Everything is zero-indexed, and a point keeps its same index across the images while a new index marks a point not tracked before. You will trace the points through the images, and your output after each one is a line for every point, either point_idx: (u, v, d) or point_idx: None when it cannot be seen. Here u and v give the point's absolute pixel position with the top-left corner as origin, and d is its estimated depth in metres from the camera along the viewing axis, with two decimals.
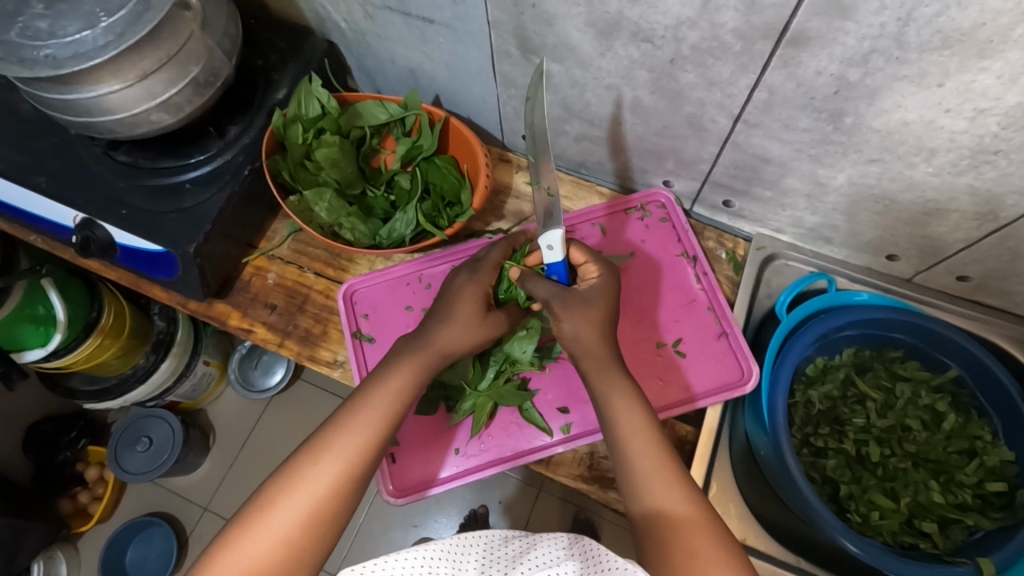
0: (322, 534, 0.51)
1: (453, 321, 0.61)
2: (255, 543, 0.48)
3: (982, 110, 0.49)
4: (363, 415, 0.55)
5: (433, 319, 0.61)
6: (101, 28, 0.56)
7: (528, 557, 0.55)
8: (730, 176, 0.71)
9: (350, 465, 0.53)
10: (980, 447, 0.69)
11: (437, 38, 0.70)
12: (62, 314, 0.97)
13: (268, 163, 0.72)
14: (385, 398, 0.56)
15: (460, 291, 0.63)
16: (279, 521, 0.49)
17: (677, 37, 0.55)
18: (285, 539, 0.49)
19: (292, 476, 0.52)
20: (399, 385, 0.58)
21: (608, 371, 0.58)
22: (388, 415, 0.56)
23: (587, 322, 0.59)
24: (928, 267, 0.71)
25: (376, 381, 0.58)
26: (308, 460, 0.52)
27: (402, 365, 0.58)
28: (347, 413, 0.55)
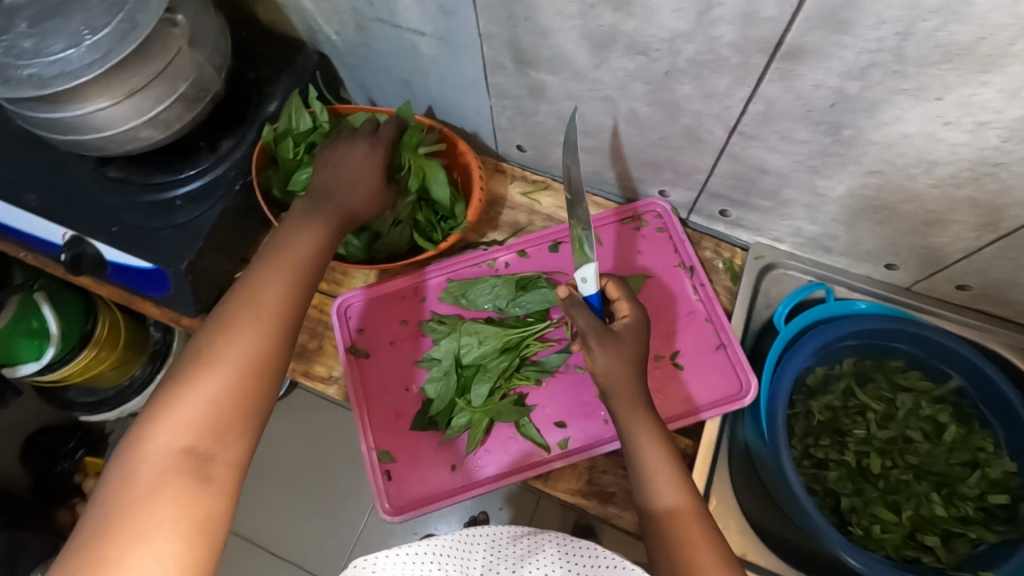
0: (262, 384, 0.49)
1: (352, 187, 0.62)
2: (191, 407, 0.45)
3: (983, 124, 0.49)
4: (283, 257, 0.55)
5: (333, 179, 0.62)
6: (86, 46, 0.54)
7: (534, 560, 0.56)
8: (727, 187, 0.71)
9: (287, 276, 0.53)
10: (982, 459, 0.68)
11: (430, 51, 0.69)
12: (55, 327, 0.96)
13: (260, 179, 0.72)
14: (296, 246, 0.56)
15: (348, 158, 0.64)
16: (214, 380, 0.47)
17: (673, 50, 0.54)
18: (223, 395, 0.46)
19: (220, 335, 0.49)
20: (311, 239, 0.57)
21: (635, 410, 0.58)
22: (313, 251, 0.56)
23: (619, 360, 0.59)
24: (927, 276, 0.71)
25: (292, 231, 0.57)
26: (232, 316, 0.50)
27: (315, 215, 0.59)
28: (263, 261, 0.54)
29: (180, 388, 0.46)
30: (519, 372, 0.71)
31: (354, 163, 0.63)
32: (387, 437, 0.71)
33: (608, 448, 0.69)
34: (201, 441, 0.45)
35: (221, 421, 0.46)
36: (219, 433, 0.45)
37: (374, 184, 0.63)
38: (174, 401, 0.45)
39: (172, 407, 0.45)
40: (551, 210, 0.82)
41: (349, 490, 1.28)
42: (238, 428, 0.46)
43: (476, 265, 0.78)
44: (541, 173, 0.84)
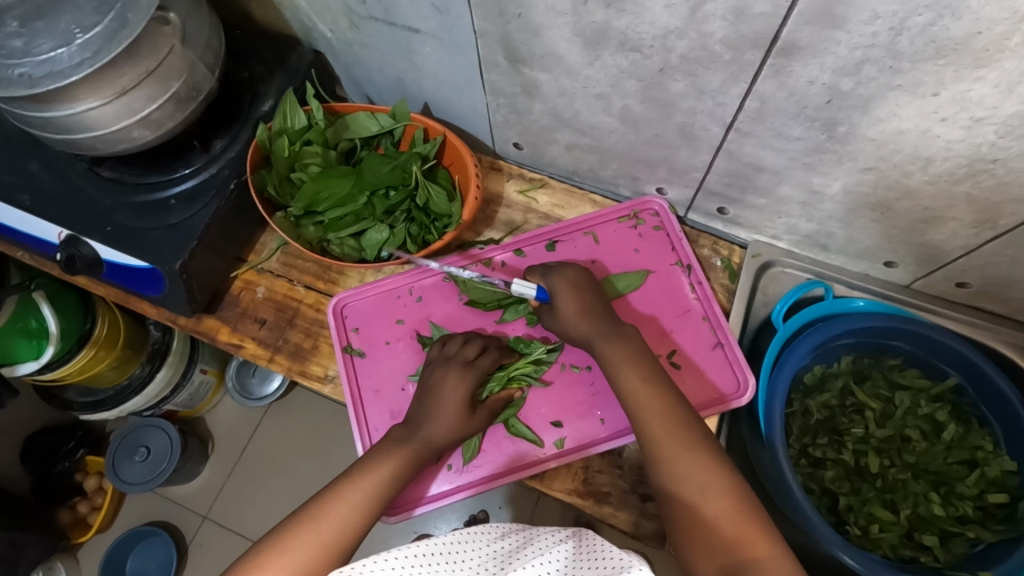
0: (340, 552, 0.56)
1: (440, 399, 0.65)
2: (283, 559, 0.53)
3: (978, 119, 0.48)
4: (362, 487, 0.59)
5: (427, 391, 0.67)
6: (76, 45, 0.54)
7: (523, 557, 0.54)
8: (723, 184, 0.70)
9: (361, 506, 0.58)
10: (981, 458, 0.68)
11: (424, 49, 0.69)
12: (54, 327, 0.96)
13: (254, 178, 0.71)
14: (354, 500, 0.58)
15: (443, 379, 0.66)
16: (308, 540, 0.55)
17: (666, 46, 0.54)
18: (312, 557, 0.54)
19: (319, 503, 0.57)
20: (372, 489, 0.60)
21: (627, 354, 0.62)
22: (385, 490, 0.60)
23: (572, 310, 0.66)
24: (926, 274, 0.70)
25: (371, 457, 0.62)
26: (327, 499, 0.58)
27: (392, 451, 0.63)
28: (351, 477, 0.60)
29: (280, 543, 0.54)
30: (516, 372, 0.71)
31: (447, 393, 0.65)
32: None
33: (603, 446, 0.69)
34: None
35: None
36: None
37: (458, 399, 0.65)
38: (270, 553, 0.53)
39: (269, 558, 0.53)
40: (547, 208, 0.82)
41: None
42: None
43: (472, 264, 0.78)
44: (537, 171, 0.84)
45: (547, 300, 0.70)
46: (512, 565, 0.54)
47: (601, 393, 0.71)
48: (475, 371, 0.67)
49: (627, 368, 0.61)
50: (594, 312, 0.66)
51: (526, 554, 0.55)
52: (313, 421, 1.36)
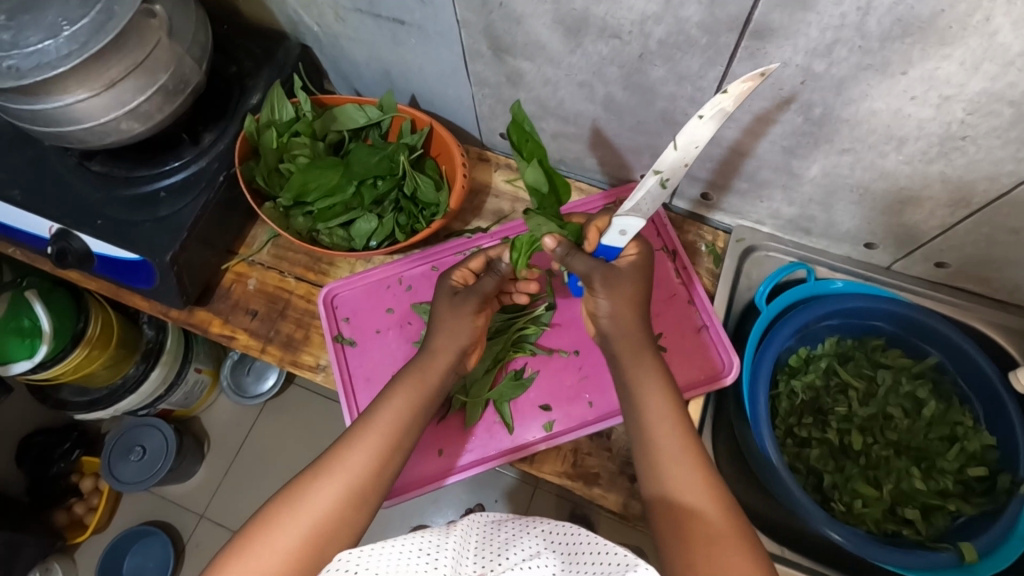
0: (368, 492, 0.57)
1: (440, 331, 0.65)
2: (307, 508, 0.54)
3: (947, 97, 0.49)
4: (382, 427, 0.59)
5: (433, 325, 0.66)
6: (64, 37, 0.55)
7: (517, 545, 0.55)
8: (706, 170, 0.71)
9: (383, 445, 0.59)
10: (961, 433, 0.69)
11: (409, 40, 0.69)
12: (47, 326, 0.96)
13: (243, 169, 0.72)
14: (388, 418, 0.60)
15: (447, 312, 0.65)
16: (334, 486, 0.56)
17: (644, 32, 0.55)
18: (338, 501, 0.55)
19: (341, 448, 0.58)
20: (405, 408, 0.61)
21: (640, 356, 0.60)
22: (404, 427, 0.60)
23: (623, 299, 0.60)
24: (906, 255, 0.71)
25: (387, 396, 0.62)
26: (348, 442, 0.59)
27: (408, 388, 0.62)
28: (370, 418, 0.60)
29: (304, 490, 0.55)
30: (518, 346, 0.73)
31: (449, 325, 0.65)
32: None
33: (592, 429, 0.70)
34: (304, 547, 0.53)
35: (333, 520, 0.54)
36: (333, 526, 0.54)
37: (461, 326, 0.65)
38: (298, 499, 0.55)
39: (293, 506, 0.54)
40: (535, 197, 0.83)
41: None
42: (351, 523, 0.55)
43: (460, 253, 0.78)
44: None
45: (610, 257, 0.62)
46: (508, 553, 0.54)
47: (589, 377, 0.72)
48: (474, 293, 0.66)
49: (644, 377, 0.59)
50: (643, 312, 0.61)
51: (519, 543, 0.55)
52: (309, 418, 1.36)
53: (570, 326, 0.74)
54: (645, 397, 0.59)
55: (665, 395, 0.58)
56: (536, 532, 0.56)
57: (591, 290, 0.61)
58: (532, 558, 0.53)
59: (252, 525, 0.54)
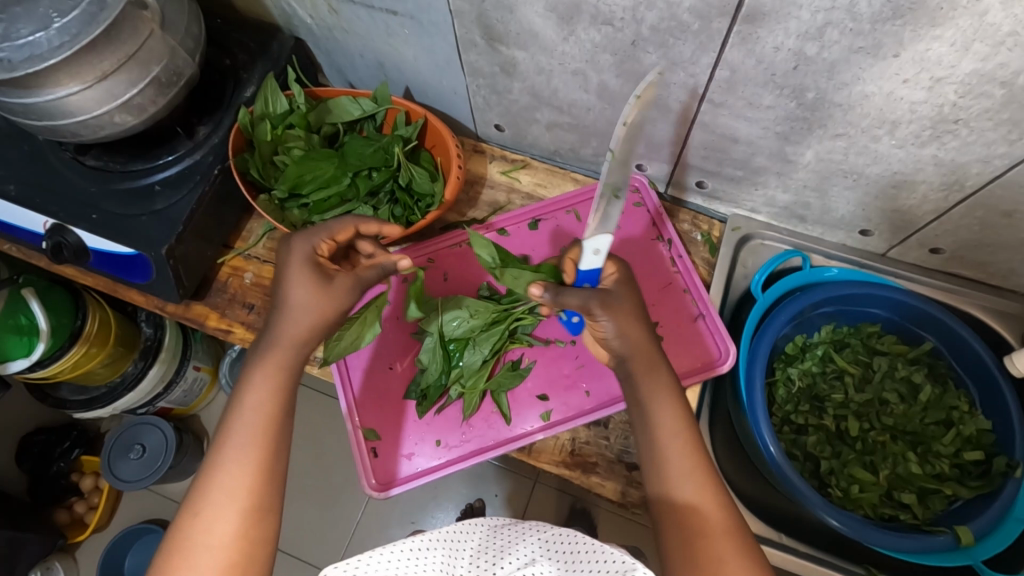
0: (267, 498, 0.53)
1: (292, 318, 0.58)
2: (203, 549, 0.50)
3: (939, 79, 0.50)
4: (247, 433, 0.54)
5: (278, 307, 0.58)
6: (55, 29, 0.55)
7: (513, 552, 0.55)
8: (701, 158, 0.71)
9: (257, 444, 0.54)
10: (957, 417, 0.69)
11: (402, 30, 0.69)
12: (45, 323, 0.96)
13: (237, 161, 0.72)
14: (257, 414, 0.55)
15: (294, 287, 0.58)
16: (223, 514, 0.51)
17: (636, 18, 0.55)
18: (237, 522, 0.52)
19: (209, 477, 0.53)
20: (268, 397, 0.56)
21: (655, 369, 0.58)
22: (278, 413, 0.56)
23: (630, 322, 0.59)
24: (901, 241, 0.72)
25: (238, 402, 0.55)
26: (216, 467, 0.53)
27: (260, 383, 0.56)
28: (226, 433, 0.54)
29: (189, 534, 0.51)
30: (514, 337, 0.72)
31: (302, 302, 0.58)
32: (373, 417, 0.72)
33: (590, 418, 0.70)
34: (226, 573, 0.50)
35: (240, 544, 0.51)
36: (244, 550, 0.51)
37: (316, 307, 0.58)
38: (191, 544, 0.50)
39: (188, 556, 0.50)
40: (530, 187, 0.83)
41: (343, 484, 1.27)
42: (261, 536, 0.52)
43: (456, 245, 0.78)
44: (520, 152, 0.85)
45: (593, 283, 0.59)
46: (503, 562, 0.54)
47: (585, 366, 0.72)
48: (358, 283, 0.61)
49: (657, 392, 0.58)
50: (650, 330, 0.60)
51: (516, 549, 0.55)
52: None
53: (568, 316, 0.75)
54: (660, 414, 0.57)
55: (676, 412, 0.57)
56: (533, 539, 0.55)
57: (590, 315, 0.59)
58: (528, 565, 0.53)
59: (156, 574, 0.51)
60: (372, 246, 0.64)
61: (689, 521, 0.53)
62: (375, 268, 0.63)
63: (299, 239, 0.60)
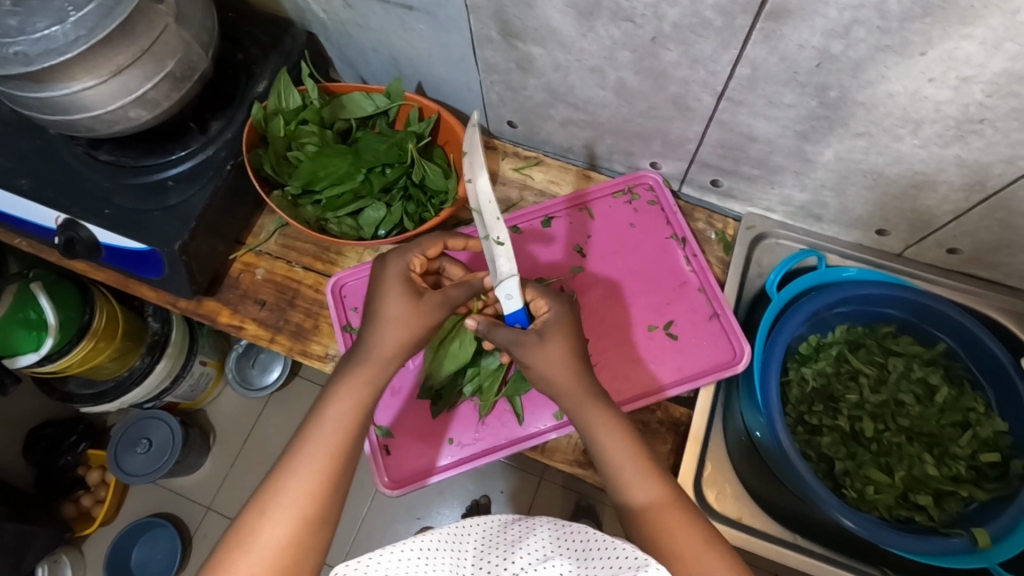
0: (326, 509, 0.52)
1: (387, 331, 0.58)
2: (262, 545, 0.49)
3: (966, 78, 0.49)
4: (324, 440, 0.54)
5: (373, 321, 0.58)
6: (70, 22, 0.54)
7: (524, 547, 0.54)
8: (718, 156, 0.71)
9: (330, 454, 0.53)
10: (973, 419, 0.69)
11: (417, 26, 0.69)
12: (53, 318, 0.95)
13: (251, 157, 0.72)
14: (336, 424, 0.54)
15: (389, 305, 0.58)
16: (285, 514, 0.50)
17: (658, 14, 0.54)
18: (294, 524, 0.50)
19: (279, 477, 0.52)
20: (351, 411, 0.56)
21: (585, 405, 0.57)
22: (355, 426, 0.55)
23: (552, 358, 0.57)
24: (918, 242, 0.71)
25: (323, 408, 0.55)
26: (285, 468, 0.52)
27: (348, 393, 0.56)
28: (304, 436, 0.54)
29: (250, 530, 0.50)
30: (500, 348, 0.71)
31: (394, 320, 0.58)
32: (386, 415, 0.71)
33: None
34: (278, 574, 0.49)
35: (292, 552, 0.50)
36: (295, 559, 0.50)
37: (409, 325, 0.58)
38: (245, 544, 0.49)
39: (240, 555, 0.48)
40: (543, 184, 0.82)
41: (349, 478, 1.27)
42: (313, 547, 0.51)
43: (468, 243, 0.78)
44: (532, 149, 0.84)
45: (523, 323, 0.59)
46: (511, 556, 0.53)
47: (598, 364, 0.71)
48: (446, 301, 0.60)
49: (591, 416, 0.57)
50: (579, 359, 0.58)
51: (528, 544, 0.54)
52: None
53: None
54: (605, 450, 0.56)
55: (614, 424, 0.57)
56: (542, 534, 0.55)
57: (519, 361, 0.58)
58: (542, 561, 0.52)
59: (212, 562, 0.49)
60: (461, 270, 0.66)
61: (646, 534, 0.53)
62: (462, 287, 0.60)
63: (395, 258, 0.60)
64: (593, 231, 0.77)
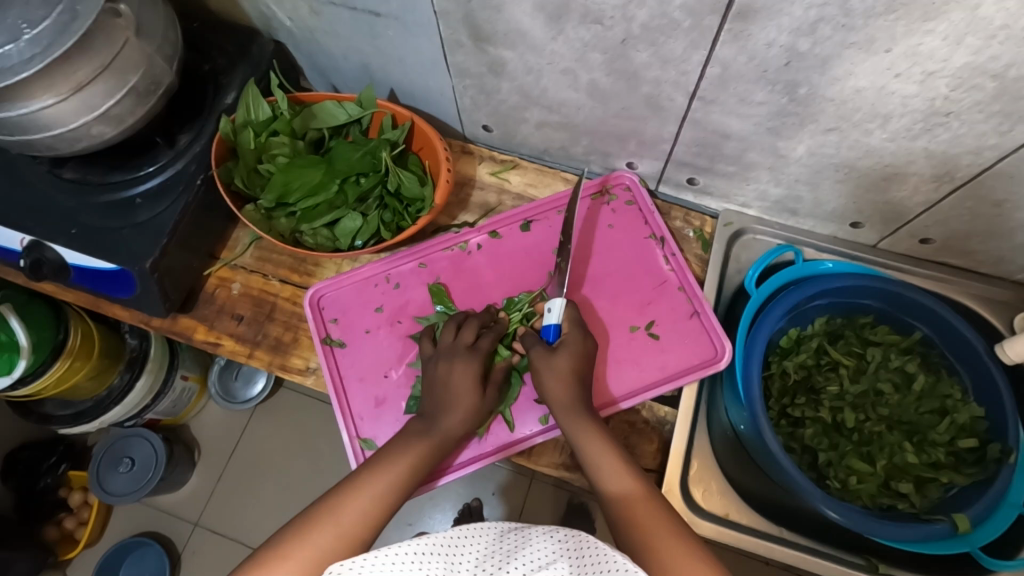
0: None
1: (455, 410, 0.63)
2: (289, 561, 0.52)
3: (931, 73, 0.50)
4: (371, 491, 0.58)
5: (440, 395, 0.64)
6: (25, 40, 0.53)
7: (521, 555, 0.53)
8: (692, 154, 0.71)
9: (373, 503, 0.57)
10: (951, 406, 0.70)
11: (386, 32, 0.68)
12: (25, 340, 0.91)
13: (220, 171, 0.70)
14: (384, 480, 0.59)
15: (462, 393, 0.64)
16: (319, 543, 0.53)
17: (626, 16, 0.54)
18: (325, 552, 0.53)
19: (302, 529, 0.54)
20: (399, 471, 0.60)
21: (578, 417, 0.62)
22: (398, 485, 0.59)
23: (558, 373, 0.63)
24: (892, 232, 0.72)
25: (385, 457, 0.61)
26: (309, 521, 0.55)
27: (406, 453, 0.61)
28: (363, 478, 0.59)
29: (287, 545, 0.53)
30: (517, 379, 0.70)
31: (466, 406, 0.64)
32: (369, 426, 0.70)
33: None
34: None
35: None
36: None
37: (471, 412, 0.64)
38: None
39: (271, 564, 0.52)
40: (520, 188, 0.82)
41: None
42: None
43: (447, 248, 0.77)
44: (508, 152, 0.84)
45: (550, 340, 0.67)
46: (509, 566, 0.52)
47: None
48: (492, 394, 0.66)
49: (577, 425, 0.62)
50: (578, 381, 0.64)
51: (525, 553, 0.53)
52: (301, 420, 1.35)
53: None
54: (602, 468, 0.60)
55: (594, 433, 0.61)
56: (539, 545, 0.54)
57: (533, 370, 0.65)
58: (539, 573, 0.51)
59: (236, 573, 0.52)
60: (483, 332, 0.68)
61: (623, 525, 0.55)
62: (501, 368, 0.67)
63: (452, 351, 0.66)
64: (572, 235, 0.77)
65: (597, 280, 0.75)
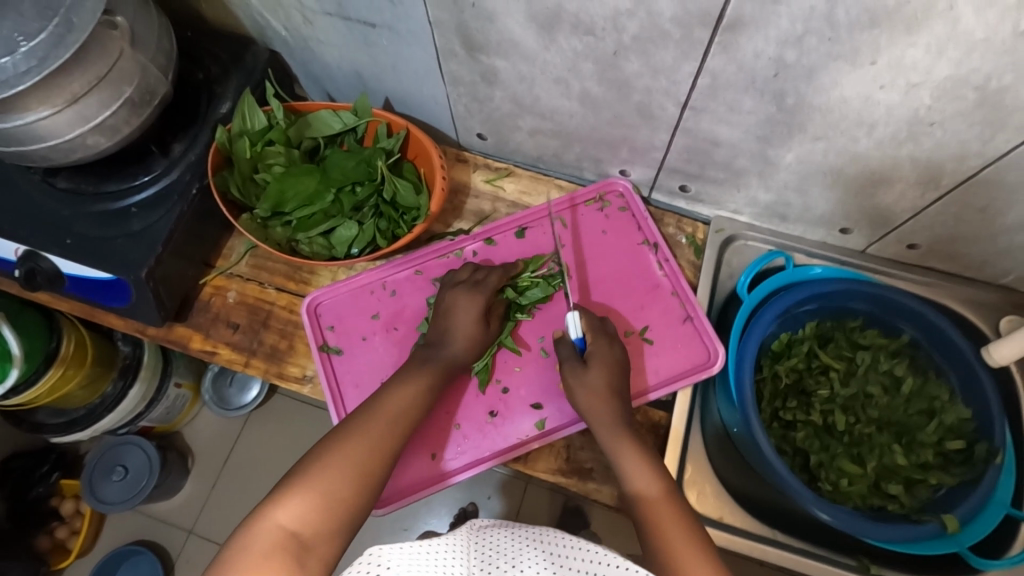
0: (368, 483, 0.55)
1: (457, 333, 0.67)
2: (328, 469, 0.54)
3: (914, 84, 0.51)
4: (391, 406, 0.61)
5: (445, 329, 0.67)
6: (21, 53, 0.53)
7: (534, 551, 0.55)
8: (683, 161, 0.72)
9: (396, 418, 0.60)
10: (938, 407, 0.72)
11: (381, 41, 0.68)
12: (17, 349, 0.91)
13: (216, 180, 0.70)
14: (402, 395, 0.62)
15: (464, 317, 0.67)
16: (353, 450, 0.56)
17: (617, 27, 0.55)
18: (360, 461, 0.55)
19: (334, 443, 0.56)
20: (415, 390, 0.63)
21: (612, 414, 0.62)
22: (417, 402, 0.62)
23: (594, 388, 0.62)
24: (879, 237, 0.73)
25: (400, 378, 0.64)
26: (339, 438, 0.57)
27: (419, 374, 0.64)
28: (383, 397, 0.61)
29: (322, 457, 0.55)
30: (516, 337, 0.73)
31: (468, 329, 0.67)
32: None
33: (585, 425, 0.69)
34: (329, 501, 0.52)
35: (354, 483, 0.54)
36: (352, 495, 0.54)
37: (471, 342, 0.67)
38: (284, 500, 0.52)
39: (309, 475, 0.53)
40: (514, 195, 0.83)
41: None
42: (366, 488, 0.55)
43: (443, 256, 0.78)
44: (502, 160, 0.85)
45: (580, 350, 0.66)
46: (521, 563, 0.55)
47: None
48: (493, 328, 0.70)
49: (603, 423, 0.61)
50: (616, 399, 0.62)
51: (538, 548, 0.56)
52: (296, 425, 1.35)
53: (550, 377, 0.72)
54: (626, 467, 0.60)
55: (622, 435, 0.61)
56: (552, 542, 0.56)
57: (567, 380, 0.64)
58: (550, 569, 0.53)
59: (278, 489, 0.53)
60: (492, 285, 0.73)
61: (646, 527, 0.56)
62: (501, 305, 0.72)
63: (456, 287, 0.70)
64: (566, 241, 0.78)
65: (591, 286, 0.75)
